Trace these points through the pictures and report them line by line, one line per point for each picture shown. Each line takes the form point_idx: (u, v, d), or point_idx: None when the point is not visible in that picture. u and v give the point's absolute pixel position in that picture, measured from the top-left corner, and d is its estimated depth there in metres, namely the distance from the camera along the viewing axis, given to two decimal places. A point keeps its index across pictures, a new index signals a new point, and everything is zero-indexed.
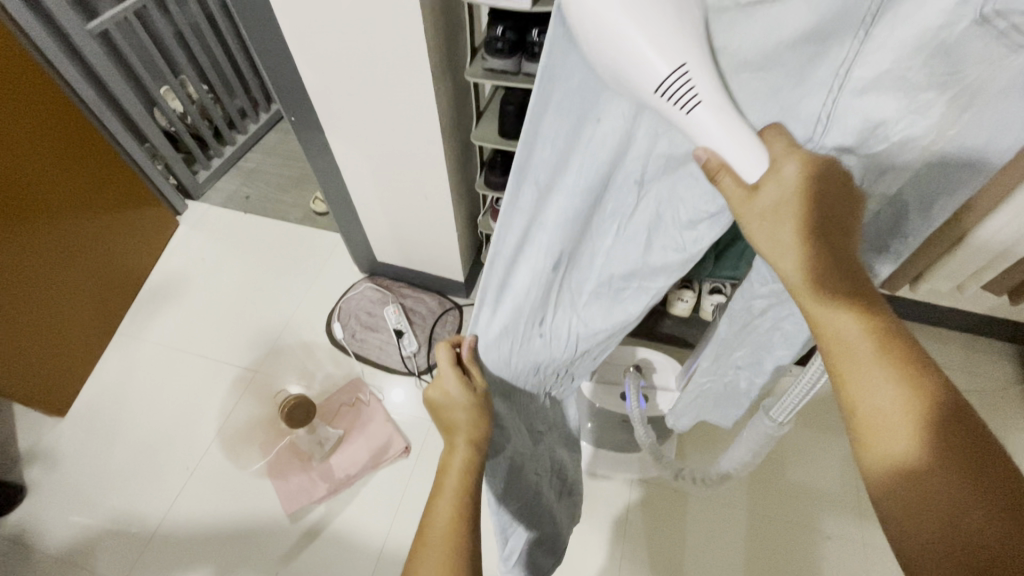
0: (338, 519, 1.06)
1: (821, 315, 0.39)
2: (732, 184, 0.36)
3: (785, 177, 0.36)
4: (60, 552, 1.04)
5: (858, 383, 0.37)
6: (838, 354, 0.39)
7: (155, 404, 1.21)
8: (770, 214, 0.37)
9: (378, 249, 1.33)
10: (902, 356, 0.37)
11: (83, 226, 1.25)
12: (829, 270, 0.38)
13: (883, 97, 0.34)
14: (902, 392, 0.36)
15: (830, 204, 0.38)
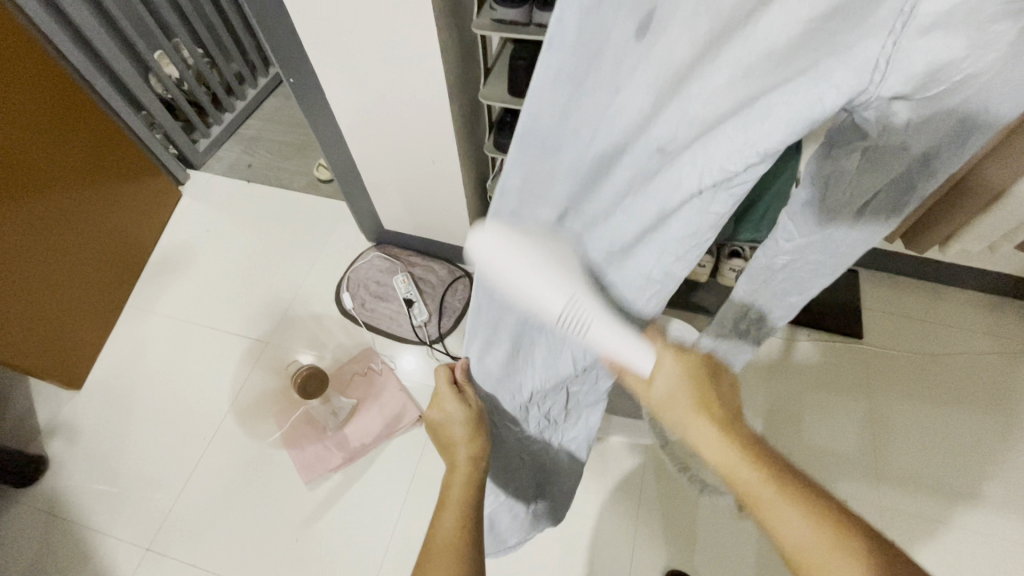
0: (354, 486, 1.08)
1: (737, 472, 0.46)
2: (633, 378, 0.50)
3: (666, 373, 0.49)
4: (88, 519, 1.08)
5: (779, 525, 0.43)
6: (753, 502, 0.45)
7: (170, 376, 1.23)
8: (666, 402, 0.49)
9: (384, 216, 1.30)
10: (797, 489, 0.44)
11: (85, 200, 1.23)
12: (730, 434, 0.47)
13: (950, 36, 0.29)
14: (808, 514, 0.42)
15: (717, 392, 0.51)
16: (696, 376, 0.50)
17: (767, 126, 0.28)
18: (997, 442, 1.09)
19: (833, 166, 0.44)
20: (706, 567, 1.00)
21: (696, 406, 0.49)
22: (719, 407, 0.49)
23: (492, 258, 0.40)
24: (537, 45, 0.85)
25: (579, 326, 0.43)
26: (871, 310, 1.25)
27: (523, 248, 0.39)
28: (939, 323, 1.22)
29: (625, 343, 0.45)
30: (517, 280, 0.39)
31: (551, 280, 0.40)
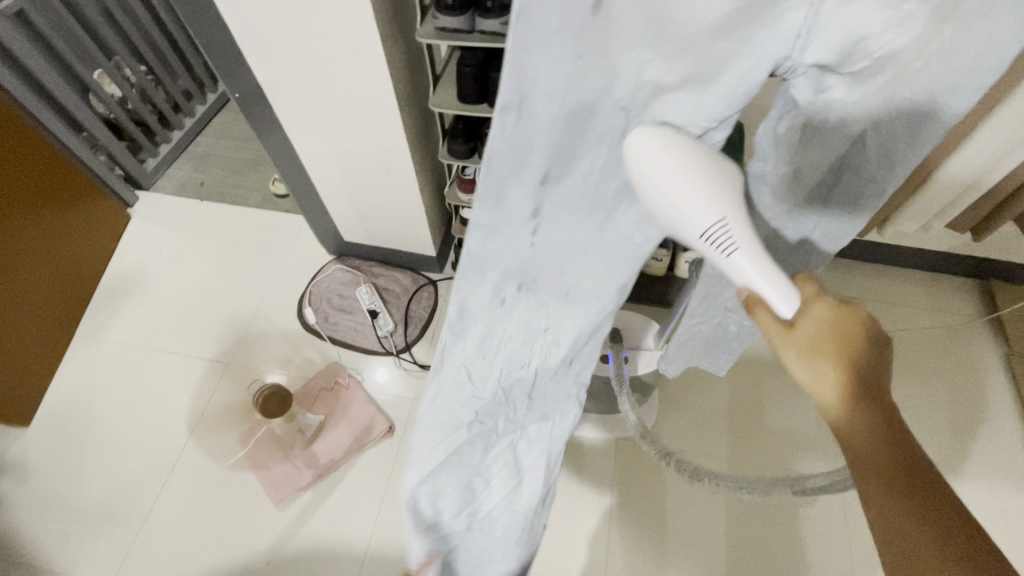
0: (325, 504, 1.06)
1: (860, 450, 0.37)
2: (767, 318, 0.39)
3: (812, 322, 0.39)
4: (45, 562, 1.03)
5: (878, 506, 0.37)
6: (866, 476, 0.38)
7: (125, 405, 1.18)
8: (807, 348, 0.39)
9: (343, 228, 1.28)
10: (925, 490, 0.36)
11: (25, 228, 1.18)
12: (871, 411, 0.37)
13: (866, 9, 0.32)
14: (920, 519, 0.35)
15: (873, 354, 0.38)
16: (854, 331, 0.38)
17: (716, 95, 0.35)
18: (947, 414, 1.15)
19: (775, 156, 0.43)
20: (678, 553, 1.02)
21: (842, 371, 0.38)
22: (867, 371, 0.38)
23: (653, 170, 0.35)
24: (483, 51, 0.86)
25: (725, 249, 0.37)
26: None
27: (692, 167, 0.35)
28: (888, 304, 1.28)
29: (779, 288, 0.38)
30: (689, 203, 0.36)
31: (703, 199, 0.36)
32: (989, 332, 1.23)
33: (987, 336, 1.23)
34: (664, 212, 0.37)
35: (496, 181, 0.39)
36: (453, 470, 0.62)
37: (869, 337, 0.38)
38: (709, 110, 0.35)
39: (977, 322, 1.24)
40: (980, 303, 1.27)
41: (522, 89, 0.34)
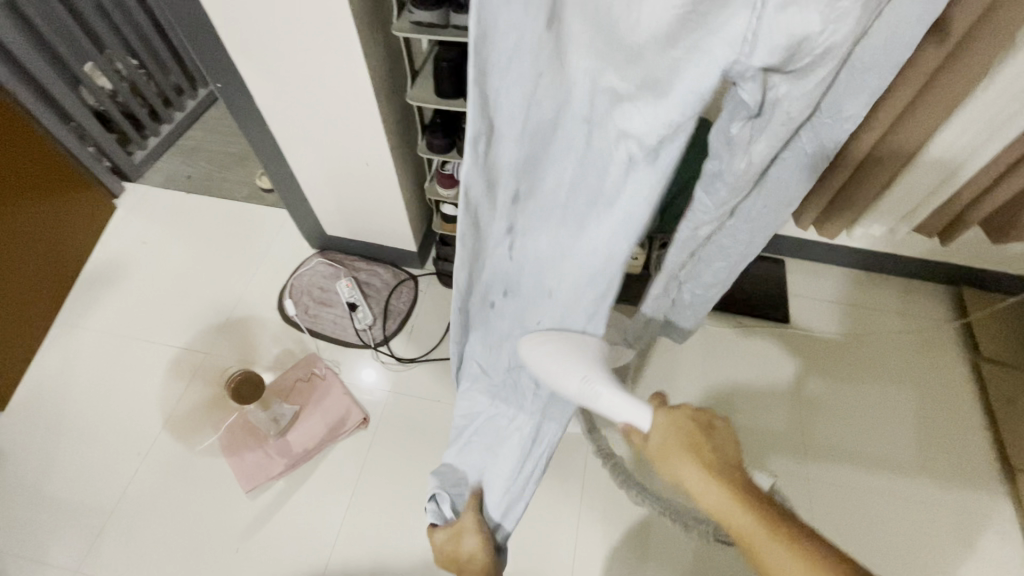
0: (297, 492, 1.07)
1: (729, 513, 0.49)
2: (637, 433, 0.57)
3: (659, 424, 0.56)
4: (13, 546, 1.03)
5: (771, 563, 0.46)
6: (745, 538, 0.48)
7: (101, 392, 1.19)
8: (664, 448, 0.55)
9: (326, 222, 1.30)
10: (788, 531, 0.46)
11: (11, 215, 1.19)
12: (727, 474, 0.51)
13: (805, 11, 0.35)
14: (795, 556, 0.45)
15: (715, 440, 0.54)
16: (688, 425, 0.55)
17: (669, 105, 0.40)
18: (914, 414, 1.17)
19: (731, 149, 0.47)
20: (647, 548, 1.03)
21: (693, 454, 0.53)
22: (713, 453, 0.53)
23: (541, 355, 0.61)
24: (460, 46, 0.88)
25: (593, 397, 0.59)
26: (796, 296, 1.32)
27: (569, 354, 0.60)
28: (860, 307, 1.30)
29: (634, 412, 0.57)
30: (559, 370, 0.59)
31: (568, 368, 0.59)
32: (957, 335, 1.25)
33: (956, 340, 1.25)
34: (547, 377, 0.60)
35: (481, 189, 0.47)
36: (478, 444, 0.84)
37: (696, 422, 0.55)
38: (666, 118, 0.40)
39: (946, 326, 1.27)
40: (950, 308, 1.29)
41: (488, 111, 0.42)
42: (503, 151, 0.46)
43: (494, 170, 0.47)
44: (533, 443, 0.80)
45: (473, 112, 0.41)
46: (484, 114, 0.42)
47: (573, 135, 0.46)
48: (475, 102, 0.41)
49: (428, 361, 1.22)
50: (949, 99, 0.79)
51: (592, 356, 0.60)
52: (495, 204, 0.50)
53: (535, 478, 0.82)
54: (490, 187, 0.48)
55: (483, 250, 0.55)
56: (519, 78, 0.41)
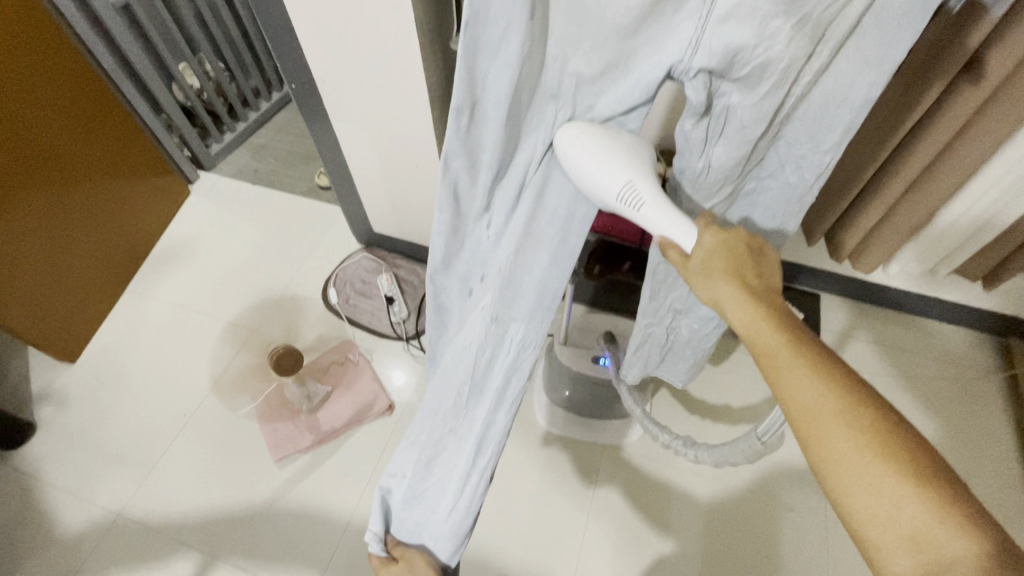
0: (321, 467, 1.13)
1: (757, 332, 0.45)
2: (677, 254, 0.51)
3: (705, 245, 0.50)
4: (65, 484, 1.13)
5: (785, 384, 0.42)
6: (766, 359, 0.44)
7: (158, 355, 1.30)
8: (704, 270, 0.49)
9: (374, 219, 1.39)
10: (816, 356, 0.42)
11: (103, 188, 1.35)
12: (760, 296, 0.47)
13: (742, 24, 0.42)
14: (820, 377, 0.41)
15: (759, 269, 0.49)
16: (731, 248, 0.50)
17: (627, 84, 0.47)
18: (949, 463, 1.12)
19: (690, 147, 0.53)
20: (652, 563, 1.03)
21: (732, 278, 0.48)
22: (756, 280, 0.49)
23: (579, 151, 0.48)
24: None
25: (634, 204, 0.50)
26: (829, 332, 1.30)
27: (610, 143, 0.48)
28: (900, 350, 1.27)
29: (677, 227, 0.50)
30: (602, 167, 0.47)
31: (619, 164, 0.48)
32: (1000, 388, 1.20)
33: (998, 392, 1.20)
34: (581, 178, 0.49)
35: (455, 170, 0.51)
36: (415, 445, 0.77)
37: (740, 250, 0.50)
38: (627, 96, 0.48)
39: (989, 377, 1.22)
40: (995, 358, 1.24)
41: (474, 91, 0.44)
42: (489, 130, 0.48)
43: (474, 149, 0.50)
44: (476, 451, 0.72)
45: (460, 87, 0.44)
46: (472, 91, 0.44)
47: (542, 117, 0.50)
48: (461, 81, 0.43)
49: None
50: (993, 140, 0.79)
51: (641, 157, 0.50)
52: (475, 183, 0.54)
53: (471, 518, 0.76)
54: (472, 164, 0.51)
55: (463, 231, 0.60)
56: (501, 63, 0.43)
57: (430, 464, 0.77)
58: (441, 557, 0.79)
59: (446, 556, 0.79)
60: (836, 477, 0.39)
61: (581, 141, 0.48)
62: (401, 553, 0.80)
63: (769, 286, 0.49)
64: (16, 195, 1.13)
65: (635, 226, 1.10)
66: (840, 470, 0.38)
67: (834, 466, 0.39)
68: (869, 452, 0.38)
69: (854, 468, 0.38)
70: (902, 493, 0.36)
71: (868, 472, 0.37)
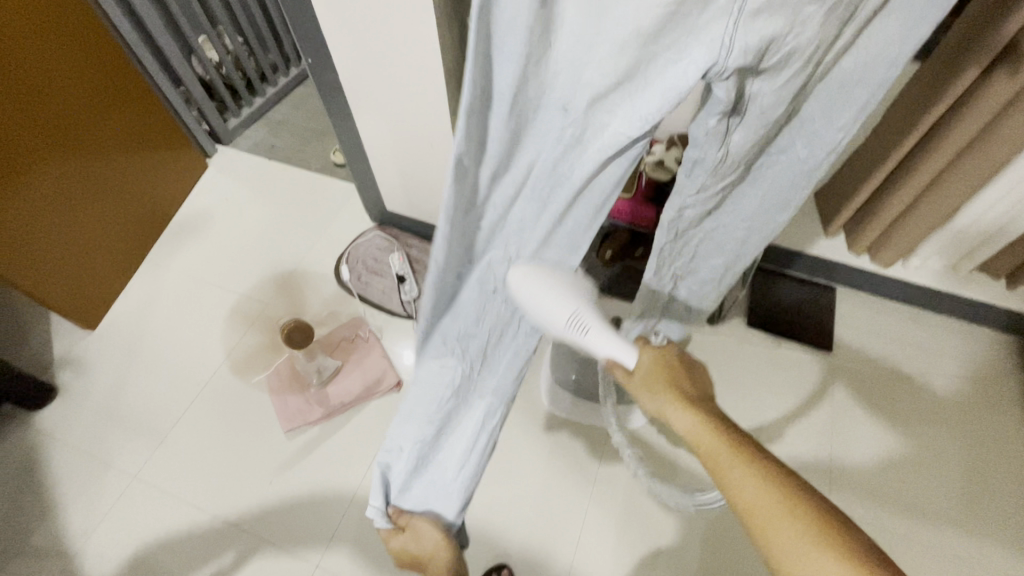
0: (330, 439, 1.15)
1: (701, 438, 0.53)
2: (621, 372, 0.60)
3: (642, 362, 0.59)
4: (85, 446, 1.17)
5: (731, 484, 0.49)
6: (711, 460, 0.52)
7: (174, 325, 1.33)
8: (649, 386, 0.58)
9: (387, 198, 1.39)
10: (754, 458, 0.50)
11: (124, 160, 1.37)
12: (701, 404, 0.55)
13: (773, 19, 0.43)
14: (757, 477, 0.48)
15: (693, 381, 0.59)
16: (668, 364, 0.59)
17: (648, 97, 0.46)
18: (959, 462, 1.11)
19: (709, 140, 0.54)
20: (653, 547, 1.04)
21: (675, 392, 0.56)
22: (691, 391, 0.57)
23: (528, 286, 0.59)
24: None
25: (580, 330, 0.58)
26: (843, 325, 1.27)
27: (553, 283, 0.59)
28: (915, 346, 1.24)
29: (621, 348, 0.59)
30: (552, 301, 0.58)
31: (561, 297, 0.58)
32: (1017, 388, 1.18)
33: (1014, 392, 1.18)
34: (533, 304, 0.59)
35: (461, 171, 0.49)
36: (421, 418, 0.74)
37: (673, 364, 0.59)
38: (650, 112, 0.47)
39: (1005, 377, 1.20)
40: (1013, 358, 1.22)
41: (487, 79, 0.45)
42: (494, 124, 0.48)
43: (483, 140, 0.49)
44: (487, 413, 0.78)
45: (471, 73, 0.43)
46: (482, 77, 0.44)
47: (552, 123, 0.50)
48: (471, 83, 0.43)
49: None
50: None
51: (580, 290, 0.60)
52: (477, 179, 0.52)
53: (475, 479, 0.82)
54: (480, 153, 0.50)
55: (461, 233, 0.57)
56: (509, 53, 0.43)
57: (439, 434, 0.77)
58: (446, 518, 0.83)
59: (452, 517, 0.83)
60: (792, 569, 0.45)
61: (533, 276, 0.60)
62: (406, 522, 0.81)
63: (706, 395, 0.58)
64: (37, 165, 1.14)
65: (650, 211, 1.08)
66: (785, 557, 0.46)
67: (781, 551, 0.46)
68: (806, 538, 0.45)
69: (798, 554, 0.45)
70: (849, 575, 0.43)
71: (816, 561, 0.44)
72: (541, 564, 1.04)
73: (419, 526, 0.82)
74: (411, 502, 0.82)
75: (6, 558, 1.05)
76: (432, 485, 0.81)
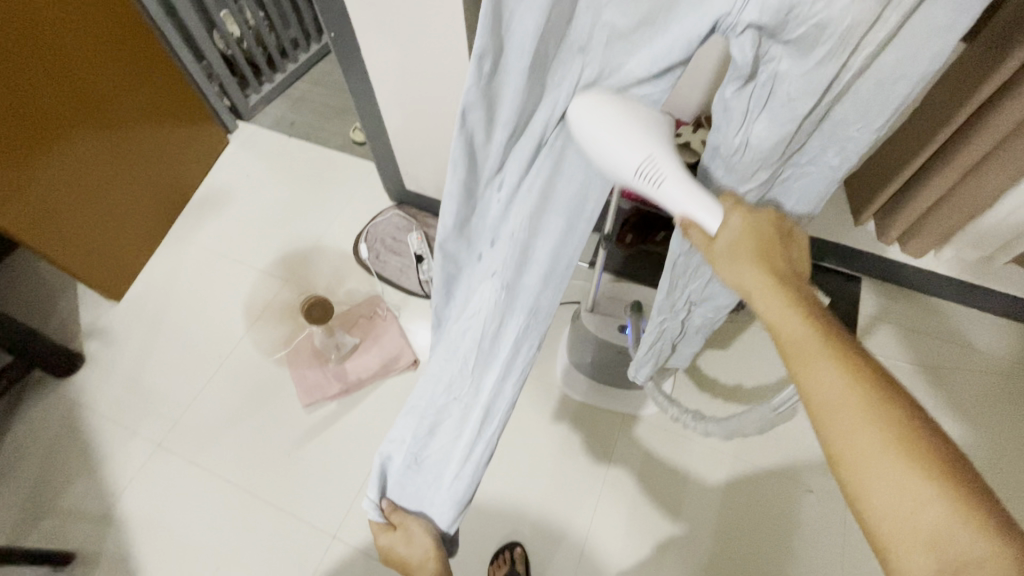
0: (348, 414, 1.17)
1: (779, 320, 0.43)
2: (698, 234, 0.47)
3: (732, 225, 0.46)
4: (110, 414, 1.20)
5: (811, 373, 0.40)
6: (790, 346, 0.42)
7: (196, 299, 1.35)
8: (732, 253, 0.46)
9: (406, 177, 1.38)
10: (843, 351, 0.40)
11: (147, 135, 1.38)
12: (789, 284, 0.45)
13: None
14: (845, 373, 0.39)
15: (786, 256, 0.47)
16: (759, 230, 0.47)
17: (665, 40, 0.41)
18: (980, 457, 1.10)
19: (729, 118, 0.48)
20: (665, 528, 1.05)
21: (762, 264, 0.45)
22: (781, 262, 0.46)
23: (593, 121, 0.42)
24: None
25: (651, 181, 0.43)
26: (868, 317, 1.25)
27: (625, 114, 0.42)
28: (940, 340, 1.22)
29: (701, 204, 0.44)
30: (616, 138, 0.42)
31: (633, 137, 0.42)
32: None
33: None
34: (595, 158, 0.44)
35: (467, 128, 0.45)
36: (415, 413, 0.73)
37: (769, 231, 0.47)
38: (663, 57, 0.42)
39: None
40: None
41: (498, 31, 0.38)
42: (507, 80, 0.41)
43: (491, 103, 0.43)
44: (482, 421, 0.70)
45: (481, 24, 0.37)
46: (495, 30, 0.38)
47: (568, 72, 0.43)
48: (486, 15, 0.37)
49: None
50: None
51: (664, 128, 0.44)
52: (489, 139, 0.47)
53: (472, 491, 0.76)
54: (489, 116, 0.44)
55: (474, 198, 0.53)
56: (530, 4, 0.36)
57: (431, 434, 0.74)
58: (441, 526, 0.79)
59: (447, 526, 0.79)
60: (854, 472, 0.37)
61: (607, 107, 0.42)
62: (399, 520, 0.80)
63: (797, 276, 0.46)
64: (61, 136, 1.16)
65: None
66: (850, 452, 0.37)
67: (851, 460, 0.37)
68: (888, 441, 0.36)
69: (859, 453, 0.37)
70: (919, 488, 0.35)
71: (888, 468, 0.36)
72: (554, 542, 1.05)
73: (412, 528, 0.80)
74: (403, 501, 0.80)
75: (38, 517, 1.09)
76: (424, 492, 0.79)
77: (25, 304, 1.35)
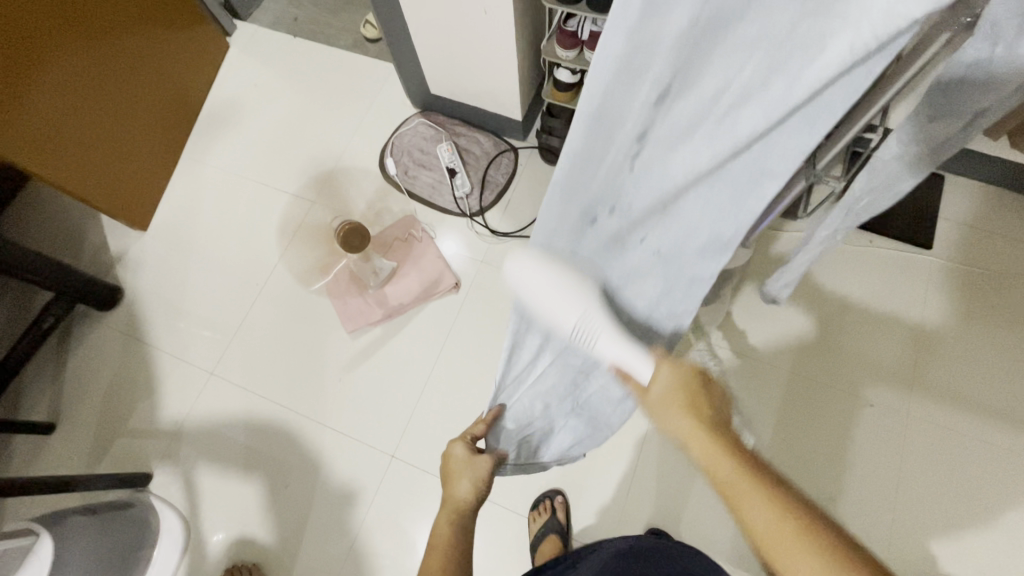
0: (392, 337, 1.16)
1: (714, 469, 0.48)
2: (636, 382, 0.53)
3: (660, 379, 0.52)
4: (157, 344, 1.21)
5: (745, 514, 0.46)
6: (727, 491, 0.47)
7: (223, 224, 1.30)
8: (663, 403, 0.53)
9: (431, 81, 1.23)
10: (770, 489, 0.45)
11: (145, 45, 1.24)
12: (717, 423, 0.51)
13: None
14: (775, 509, 0.44)
15: (712, 400, 0.53)
16: (688, 381, 0.53)
17: None
18: None
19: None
20: None
21: (689, 411, 0.51)
22: (708, 410, 0.52)
23: (531, 282, 0.48)
24: None
25: (588, 338, 0.50)
26: (947, 221, 1.14)
27: (559, 277, 0.48)
28: None
29: (635, 360, 0.51)
30: (548, 302, 0.48)
31: (565, 306, 0.48)
32: None
33: None
34: (538, 312, 0.50)
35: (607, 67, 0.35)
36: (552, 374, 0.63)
37: (694, 380, 0.53)
38: None
39: None
40: None
41: None
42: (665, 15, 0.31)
43: (639, 52, 0.33)
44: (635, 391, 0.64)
45: None
46: None
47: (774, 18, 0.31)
48: None
49: (520, 239, 1.21)
50: None
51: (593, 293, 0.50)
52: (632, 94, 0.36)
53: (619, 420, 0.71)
54: (625, 68, 0.34)
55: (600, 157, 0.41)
56: None
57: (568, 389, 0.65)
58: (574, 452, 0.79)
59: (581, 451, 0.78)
60: None
61: (539, 269, 0.48)
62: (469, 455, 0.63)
63: (725, 423, 0.52)
64: (50, 53, 1.03)
65: None
66: None
67: None
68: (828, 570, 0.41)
69: None
70: None
71: None
72: (607, 455, 1.07)
73: (470, 463, 0.63)
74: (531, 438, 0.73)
75: (107, 444, 1.14)
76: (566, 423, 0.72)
77: (53, 237, 1.31)
